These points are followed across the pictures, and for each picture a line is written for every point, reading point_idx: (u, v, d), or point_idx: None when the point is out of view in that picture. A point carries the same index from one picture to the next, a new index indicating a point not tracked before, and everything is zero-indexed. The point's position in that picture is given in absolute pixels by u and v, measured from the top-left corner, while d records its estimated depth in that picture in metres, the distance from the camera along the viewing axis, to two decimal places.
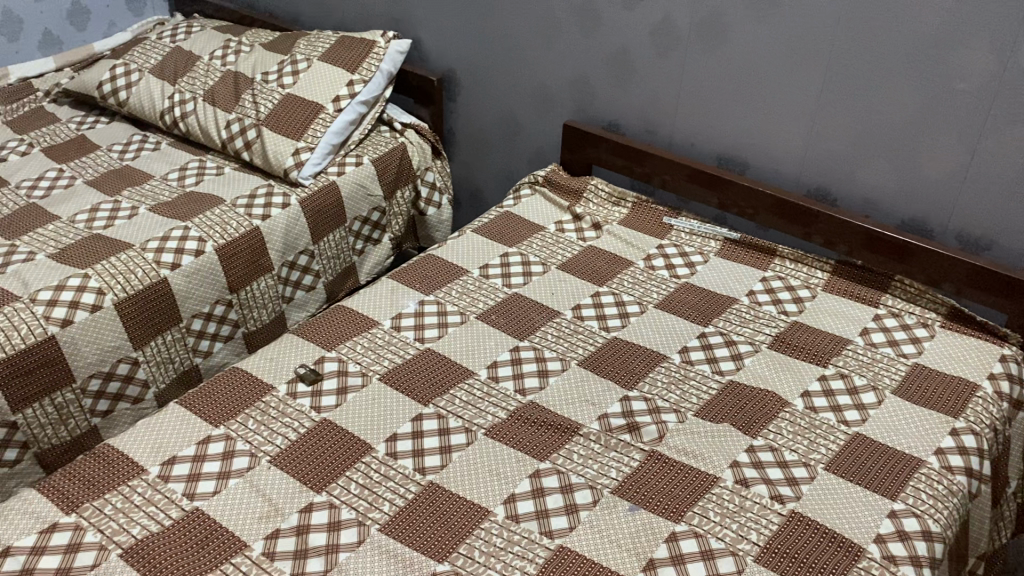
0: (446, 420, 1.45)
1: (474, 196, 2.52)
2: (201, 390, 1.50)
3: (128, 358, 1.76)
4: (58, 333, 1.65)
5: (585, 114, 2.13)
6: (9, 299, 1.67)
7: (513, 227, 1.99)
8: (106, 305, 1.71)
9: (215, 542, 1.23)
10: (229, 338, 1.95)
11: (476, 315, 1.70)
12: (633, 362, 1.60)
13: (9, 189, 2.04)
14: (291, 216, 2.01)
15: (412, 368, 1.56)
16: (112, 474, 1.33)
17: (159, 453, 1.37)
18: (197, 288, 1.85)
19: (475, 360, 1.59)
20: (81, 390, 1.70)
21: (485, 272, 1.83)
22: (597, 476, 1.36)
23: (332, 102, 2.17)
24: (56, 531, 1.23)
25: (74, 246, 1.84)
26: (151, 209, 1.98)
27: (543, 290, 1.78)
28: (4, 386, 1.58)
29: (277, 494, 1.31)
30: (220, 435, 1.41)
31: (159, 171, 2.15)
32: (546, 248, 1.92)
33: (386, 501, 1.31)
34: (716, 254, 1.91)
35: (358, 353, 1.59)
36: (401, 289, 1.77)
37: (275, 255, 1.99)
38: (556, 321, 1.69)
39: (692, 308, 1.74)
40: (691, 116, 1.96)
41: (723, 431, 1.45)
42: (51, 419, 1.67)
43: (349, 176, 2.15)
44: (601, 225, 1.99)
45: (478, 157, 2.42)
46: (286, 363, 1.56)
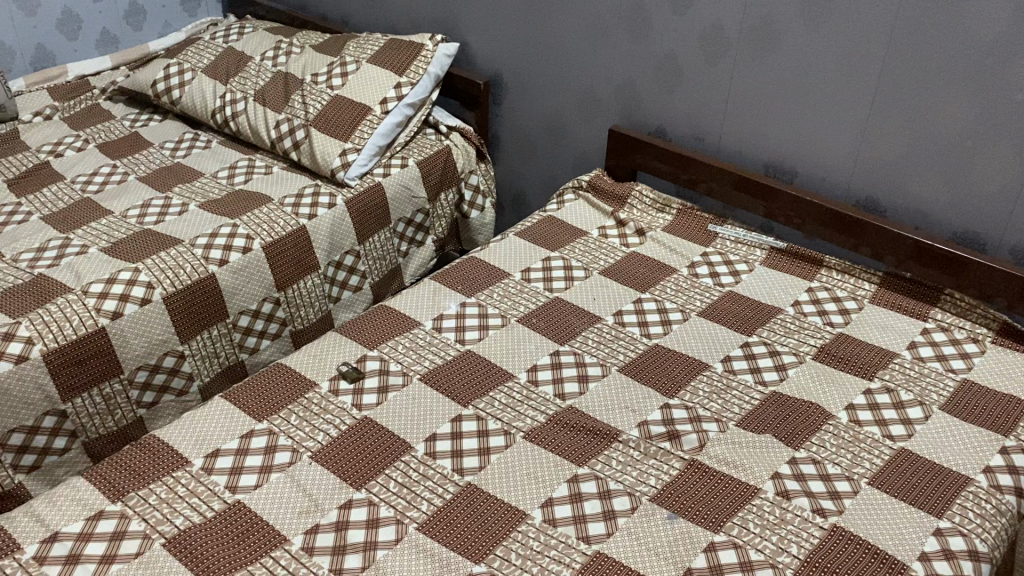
0: (486, 422, 1.46)
1: (517, 199, 2.52)
2: (245, 385, 1.52)
3: (174, 351, 1.79)
4: (108, 325, 1.68)
5: (632, 120, 2.12)
6: (62, 291, 1.71)
7: (556, 231, 1.99)
8: (155, 299, 1.74)
9: (255, 535, 1.25)
10: (276, 335, 1.98)
11: (517, 318, 1.70)
12: (675, 370, 1.58)
13: (64, 184, 2.09)
14: (337, 216, 2.04)
15: (453, 368, 1.57)
16: (157, 464, 1.36)
17: (202, 446, 1.39)
18: (244, 285, 1.88)
19: (516, 364, 1.59)
20: (129, 381, 1.73)
21: (527, 276, 1.83)
22: (635, 483, 1.35)
23: (379, 104, 2.19)
24: (102, 519, 1.26)
25: (125, 241, 1.87)
26: (201, 206, 2.01)
27: (585, 295, 1.77)
28: (55, 375, 1.62)
29: (318, 490, 1.32)
30: (263, 429, 1.42)
31: (209, 169, 2.19)
32: (588, 253, 1.91)
33: (425, 501, 1.31)
34: (761, 263, 1.89)
35: (399, 352, 1.60)
36: (443, 290, 1.78)
37: (321, 254, 2.01)
38: (597, 327, 1.69)
39: (736, 317, 1.72)
40: (739, 123, 1.94)
41: (765, 442, 1.43)
42: (100, 409, 1.71)
43: (395, 178, 2.16)
44: (645, 231, 1.98)
45: (522, 161, 2.43)
46: (328, 361, 1.58)
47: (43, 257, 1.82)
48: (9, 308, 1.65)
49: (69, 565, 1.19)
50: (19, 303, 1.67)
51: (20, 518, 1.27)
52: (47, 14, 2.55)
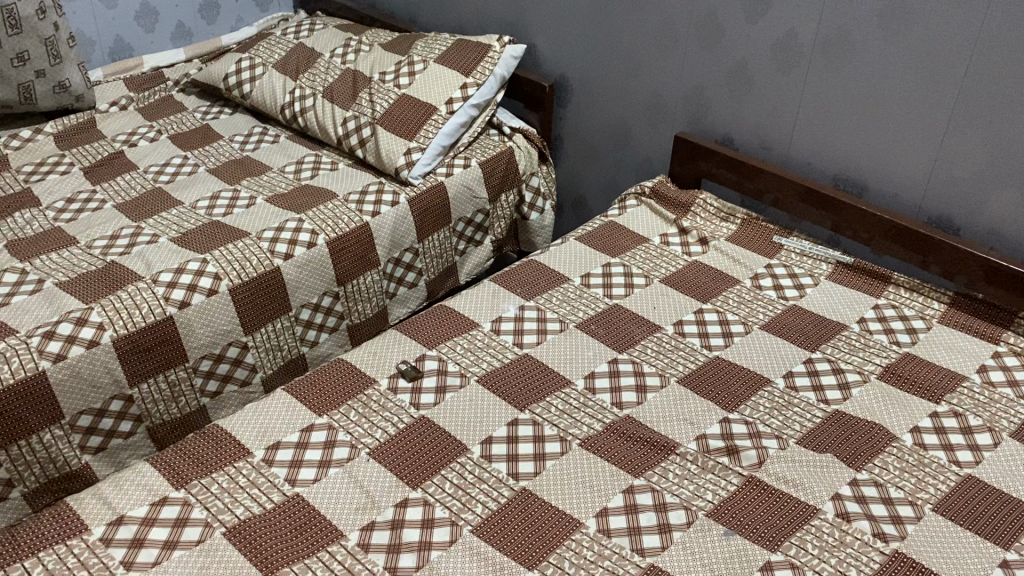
0: (542, 428, 1.46)
1: (577, 203, 2.51)
2: (307, 379, 1.54)
3: (238, 342, 1.82)
4: (176, 314, 1.72)
5: (698, 127, 2.09)
6: (132, 279, 1.75)
7: (618, 236, 1.97)
8: (221, 290, 1.78)
9: (312, 529, 1.27)
10: (334, 329, 2.00)
11: (576, 324, 1.69)
12: (735, 384, 1.56)
13: (138, 174, 2.14)
14: (399, 214, 2.05)
15: (511, 372, 1.57)
16: (220, 454, 1.38)
17: (264, 437, 1.41)
18: (308, 279, 1.91)
19: (573, 370, 1.58)
20: (193, 369, 1.77)
21: (587, 281, 1.82)
22: (692, 497, 1.34)
23: (445, 104, 2.21)
24: (166, 505, 1.29)
25: (194, 231, 1.92)
26: (268, 199, 2.05)
27: (645, 303, 1.76)
28: (124, 361, 1.67)
29: (375, 487, 1.34)
30: (322, 424, 1.44)
31: (277, 163, 2.22)
32: (649, 260, 1.88)
33: (479, 504, 1.32)
34: (827, 277, 1.85)
35: (457, 353, 1.61)
36: (502, 292, 1.78)
37: (382, 251, 2.03)
38: (656, 336, 1.67)
39: (800, 333, 1.69)
40: (810, 134, 1.91)
41: (825, 462, 1.41)
42: (164, 395, 1.75)
43: (457, 178, 2.18)
44: (708, 240, 1.95)
45: (584, 165, 2.42)
46: (388, 359, 1.59)
47: (116, 245, 1.86)
48: (83, 295, 1.71)
49: (134, 549, 1.22)
50: (92, 290, 1.72)
51: (88, 500, 1.30)
52: (127, 6, 2.62)
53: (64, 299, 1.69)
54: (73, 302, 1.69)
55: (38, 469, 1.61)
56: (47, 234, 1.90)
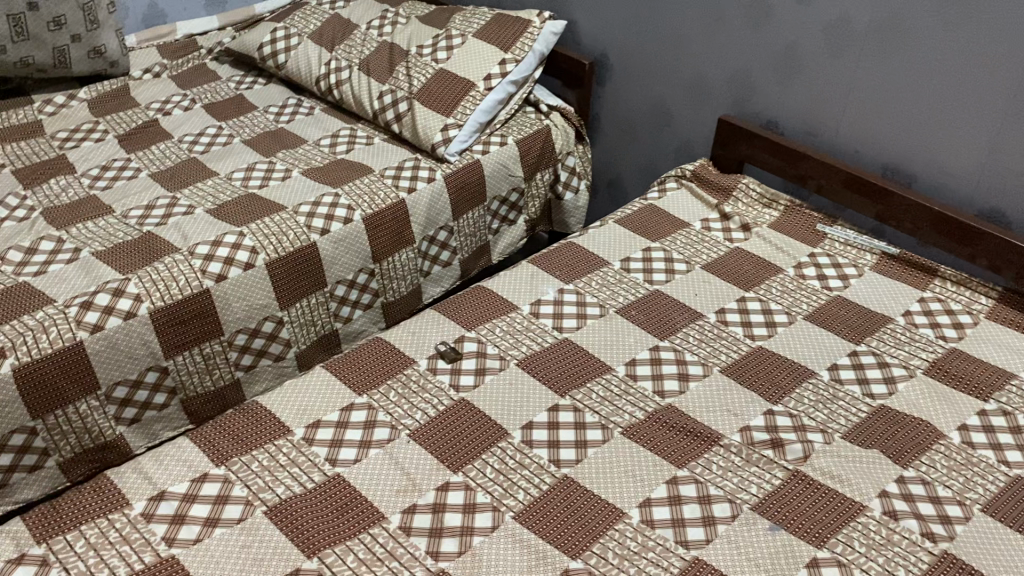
0: (583, 414, 1.44)
1: (612, 184, 2.48)
2: (346, 358, 1.53)
3: (273, 317, 1.81)
4: (213, 287, 1.71)
5: (743, 110, 2.05)
6: (169, 251, 1.74)
7: (658, 219, 1.94)
8: (258, 264, 1.76)
9: (353, 511, 1.26)
10: (369, 306, 1.99)
11: (616, 309, 1.67)
12: (779, 375, 1.54)
13: (172, 143, 2.11)
14: (435, 191, 2.03)
15: (551, 356, 1.55)
16: (260, 431, 1.37)
17: (304, 416, 1.40)
18: (343, 255, 1.89)
19: (614, 356, 1.56)
20: (228, 343, 1.76)
21: (627, 266, 1.78)
22: (736, 490, 1.32)
23: (483, 80, 2.17)
24: (206, 482, 1.28)
25: (230, 204, 1.90)
26: (303, 172, 2.02)
27: (686, 290, 1.73)
28: (160, 333, 1.66)
29: (416, 469, 1.32)
30: (362, 403, 1.43)
31: (312, 136, 2.20)
32: (690, 246, 1.85)
33: (521, 490, 1.30)
34: (871, 268, 1.81)
35: (496, 336, 1.59)
36: (541, 275, 1.75)
37: (417, 228, 2.01)
38: (698, 324, 1.64)
39: (844, 324, 1.66)
40: (859, 121, 1.86)
41: (871, 458, 1.38)
42: (199, 368, 1.74)
43: (493, 156, 2.14)
44: (751, 227, 1.91)
45: (622, 146, 2.38)
46: (426, 339, 1.57)
47: (151, 215, 1.85)
48: (120, 265, 1.69)
49: (175, 525, 1.21)
50: (128, 261, 1.71)
51: (128, 474, 1.29)
52: None
53: (101, 269, 1.68)
54: (109, 272, 1.68)
55: (73, 440, 1.61)
56: (83, 201, 1.88)
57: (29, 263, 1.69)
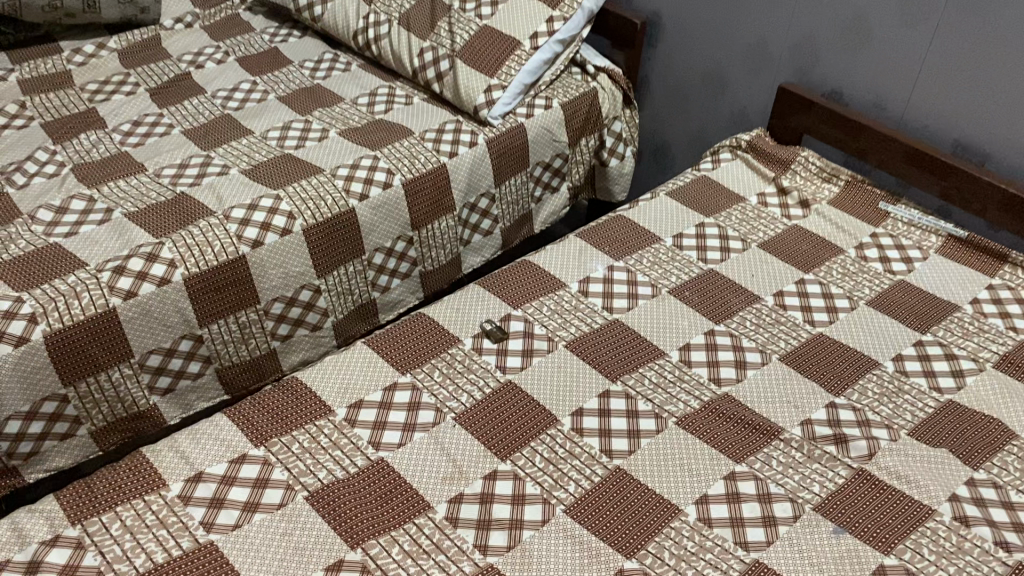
0: (635, 402, 1.37)
1: (659, 150, 2.38)
2: (389, 334, 1.46)
3: (310, 285, 1.75)
4: (248, 253, 1.65)
5: (805, 79, 1.94)
6: (203, 214, 1.67)
7: (711, 192, 1.85)
8: (295, 230, 1.70)
9: (397, 500, 1.20)
10: (407, 275, 1.93)
11: (668, 289, 1.59)
12: (841, 365, 1.46)
13: (206, 98, 2.03)
14: (477, 155, 1.95)
15: (601, 338, 1.48)
16: (300, 410, 1.31)
17: (345, 395, 1.34)
18: (382, 222, 1.82)
19: (667, 340, 1.49)
20: (264, 311, 1.71)
21: (679, 242, 1.70)
22: (797, 489, 1.26)
23: (529, 39, 2.07)
24: (245, 464, 1.23)
25: (266, 164, 1.83)
26: (341, 133, 1.94)
27: (742, 270, 1.65)
28: (195, 300, 1.60)
29: (462, 456, 1.27)
30: (406, 383, 1.37)
31: (350, 94, 2.11)
32: (746, 222, 1.76)
33: (572, 482, 1.24)
34: (936, 251, 1.72)
35: (544, 315, 1.52)
36: (589, 250, 1.67)
37: (458, 195, 1.94)
38: (755, 307, 1.56)
39: (909, 311, 1.58)
40: (931, 94, 1.74)
41: (940, 459, 1.31)
42: (234, 337, 1.69)
43: (538, 120, 2.05)
44: (810, 203, 1.82)
45: (671, 112, 2.28)
46: (470, 317, 1.50)
47: (185, 174, 1.78)
48: (153, 229, 1.63)
49: (213, 509, 1.17)
50: (162, 223, 1.65)
51: (164, 452, 1.24)
52: None
53: (134, 232, 1.62)
54: (142, 235, 1.62)
55: (106, 409, 1.57)
56: (114, 158, 1.82)
57: (60, 223, 1.64)
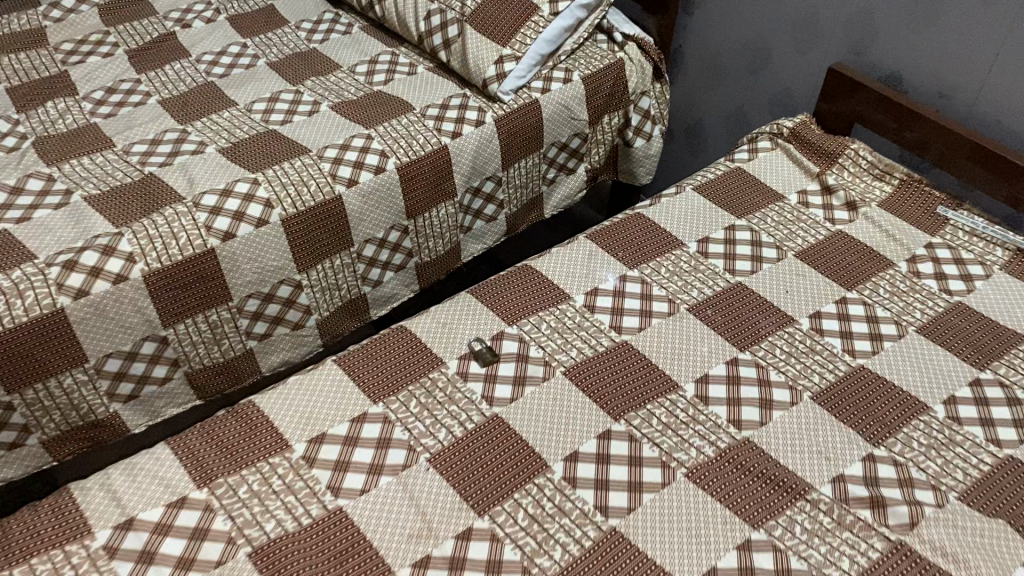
0: (640, 447, 1.19)
1: (692, 129, 2.15)
2: (363, 351, 1.29)
3: (290, 280, 1.58)
4: (218, 247, 1.47)
5: (859, 59, 1.70)
6: (171, 200, 1.50)
7: (745, 188, 1.63)
8: (272, 221, 1.52)
9: (353, 561, 1.04)
10: (400, 267, 1.75)
11: (687, 306, 1.39)
12: (882, 407, 1.26)
13: (189, 62, 1.85)
14: (483, 136, 1.74)
15: (606, 365, 1.29)
16: (253, 445, 1.15)
17: (307, 427, 1.17)
18: (373, 210, 1.64)
19: (682, 370, 1.29)
20: (238, 310, 1.54)
21: (704, 249, 1.49)
22: (823, 564, 1.07)
23: (548, 4, 1.83)
24: (184, 509, 1.07)
25: (247, 142, 1.64)
26: (334, 106, 1.75)
27: (774, 285, 1.44)
28: (156, 299, 1.44)
29: (433, 509, 1.10)
30: (377, 414, 1.20)
31: (348, 61, 1.91)
32: (782, 226, 1.55)
33: (557, 546, 1.06)
34: (1001, 267, 1.49)
35: (543, 334, 1.33)
36: (600, 255, 1.47)
37: (460, 179, 1.74)
38: (787, 332, 1.36)
39: (966, 342, 1.36)
40: (1006, 85, 1.49)
41: (996, 533, 1.11)
42: (205, 338, 1.53)
43: (554, 96, 1.84)
44: (857, 205, 1.59)
45: (707, 88, 2.05)
46: (458, 334, 1.32)
47: (156, 152, 1.61)
48: (113, 216, 1.46)
49: (141, 565, 1.01)
50: (123, 210, 1.48)
51: (95, 492, 1.09)
52: None
53: (92, 219, 1.46)
54: (101, 223, 1.45)
55: (58, 416, 1.43)
56: (81, 131, 1.64)
57: (12, 206, 1.47)
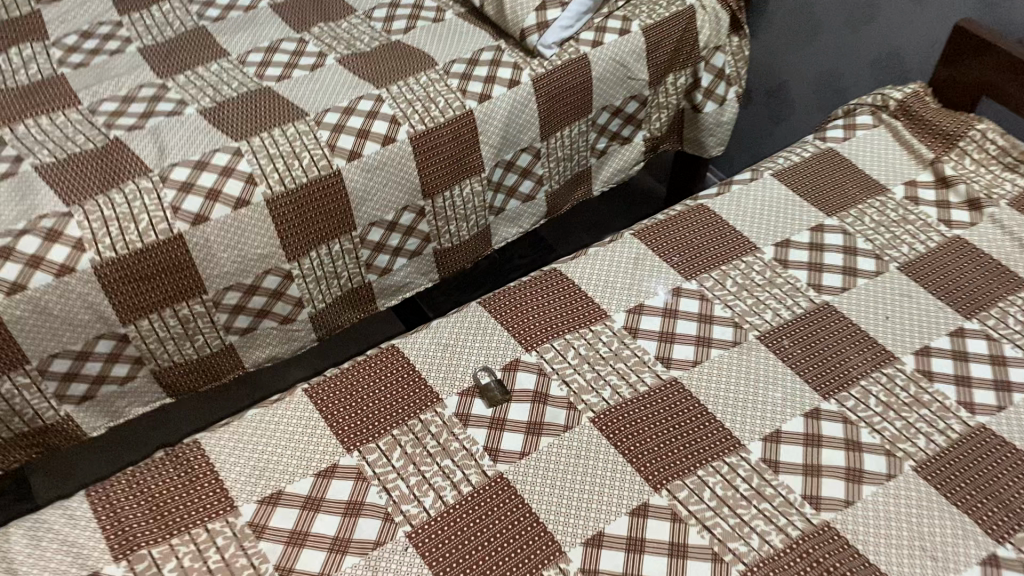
0: (684, 529, 0.91)
1: (773, 92, 1.81)
2: (342, 377, 1.04)
3: (277, 270, 1.33)
4: (186, 233, 1.23)
5: (995, 13, 1.33)
6: (134, 173, 1.25)
7: (838, 176, 1.30)
8: (254, 201, 1.26)
9: None
10: (415, 253, 1.48)
11: (757, 333, 1.10)
12: (1011, 487, 0.95)
13: (180, 3, 1.58)
14: (517, 100, 1.44)
15: (646, 411, 1.01)
16: (189, 502, 0.92)
17: (260, 481, 0.94)
18: (379, 188, 1.37)
19: (745, 422, 1.01)
20: (214, 304, 1.30)
21: (782, 255, 1.19)
22: None
23: None
24: None
25: (234, 102, 1.38)
26: (341, 60, 1.47)
27: (871, 308, 1.13)
28: (111, 293, 1.20)
29: None
30: (349, 467, 0.95)
31: (364, 4, 1.62)
32: (884, 228, 1.23)
33: None
34: None
35: (569, 365, 1.05)
36: (648, 259, 1.18)
37: (487, 152, 1.45)
38: (885, 375, 1.06)
39: None
40: None
41: None
42: (174, 334, 1.29)
43: (608, 50, 1.51)
44: (982, 204, 1.26)
45: (796, 44, 1.70)
46: (461, 360, 1.06)
47: (126, 112, 1.36)
48: (65, 191, 1.22)
49: None
50: (78, 183, 1.24)
51: None
52: None
53: (39, 193, 1.22)
54: (48, 200, 1.21)
55: None
56: (45, 83, 1.40)
57: None
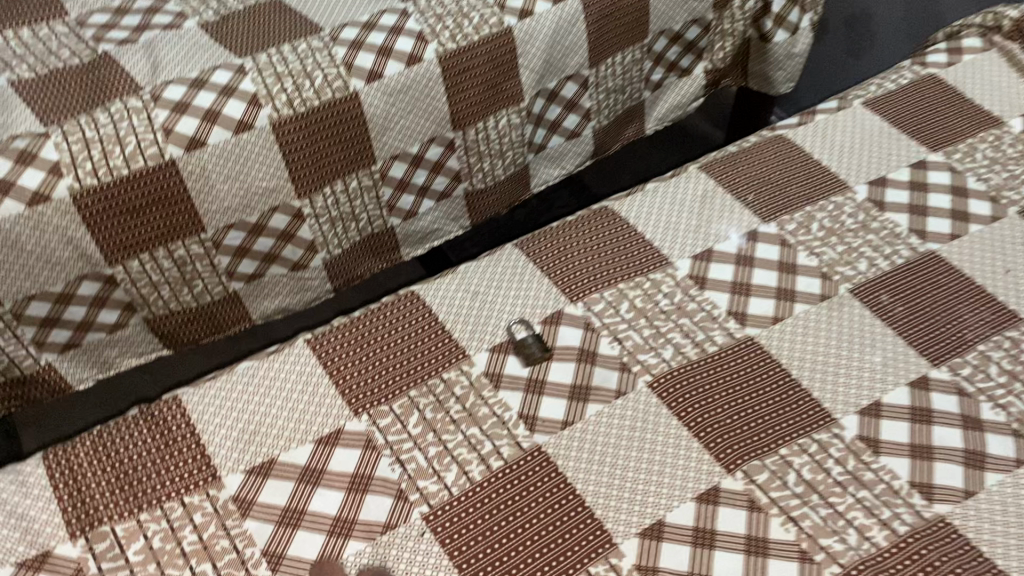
0: (765, 521, 0.74)
1: None
2: (353, 327, 0.87)
3: (286, 207, 1.17)
4: (180, 159, 1.06)
5: None
6: (123, 90, 1.09)
7: (943, 105, 1.10)
8: (258, 125, 1.09)
9: None
10: (444, 194, 1.31)
11: (850, 286, 0.91)
12: None
13: None
14: (563, 18, 1.25)
15: (717, 375, 0.83)
16: (164, 471, 0.76)
17: (250, 448, 0.78)
18: (403, 116, 1.19)
19: (838, 391, 0.83)
20: (213, 244, 1.14)
21: (878, 196, 1.00)
22: None
23: None
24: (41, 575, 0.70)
25: (240, 15, 1.21)
26: None
27: (989, 259, 0.94)
28: (94, 227, 1.05)
29: None
30: (357, 434, 0.79)
31: None
32: (999, 167, 1.03)
33: None
34: None
35: (622, 319, 0.88)
36: (717, 197, 1.00)
37: (527, 78, 1.27)
38: (1009, 339, 0.87)
39: None
40: None
41: None
42: (168, 278, 1.14)
43: None
44: None
45: None
46: (493, 309, 0.89)
47: (118, 25, 1.20)
48: (43, 110, 1.06)
49: None
50: (58, 101, 1.08)
51: None
52: None
53: (13, 112, 1.06)
54: (23, 119, 1.05)
55: None
56: None
57: None
